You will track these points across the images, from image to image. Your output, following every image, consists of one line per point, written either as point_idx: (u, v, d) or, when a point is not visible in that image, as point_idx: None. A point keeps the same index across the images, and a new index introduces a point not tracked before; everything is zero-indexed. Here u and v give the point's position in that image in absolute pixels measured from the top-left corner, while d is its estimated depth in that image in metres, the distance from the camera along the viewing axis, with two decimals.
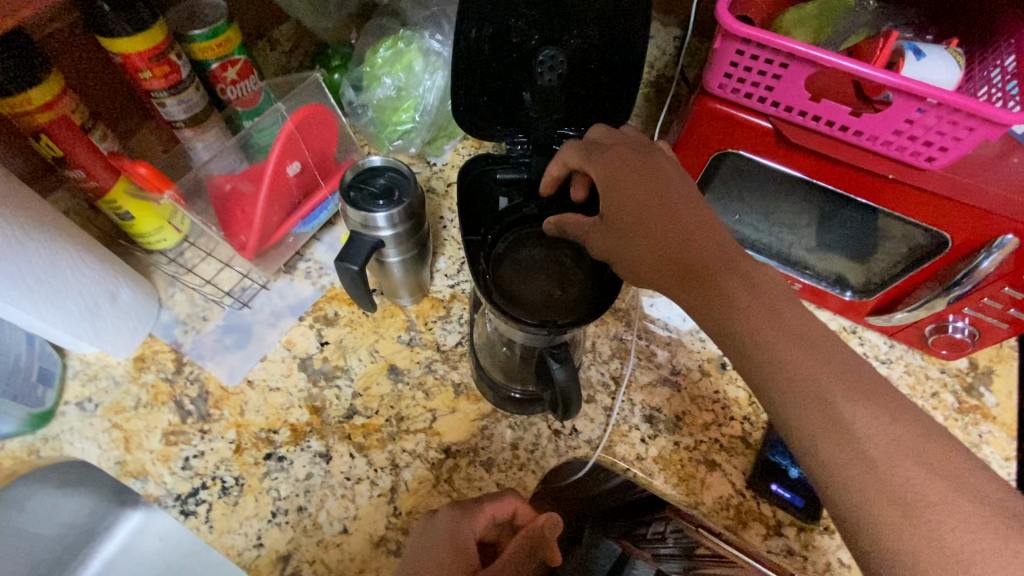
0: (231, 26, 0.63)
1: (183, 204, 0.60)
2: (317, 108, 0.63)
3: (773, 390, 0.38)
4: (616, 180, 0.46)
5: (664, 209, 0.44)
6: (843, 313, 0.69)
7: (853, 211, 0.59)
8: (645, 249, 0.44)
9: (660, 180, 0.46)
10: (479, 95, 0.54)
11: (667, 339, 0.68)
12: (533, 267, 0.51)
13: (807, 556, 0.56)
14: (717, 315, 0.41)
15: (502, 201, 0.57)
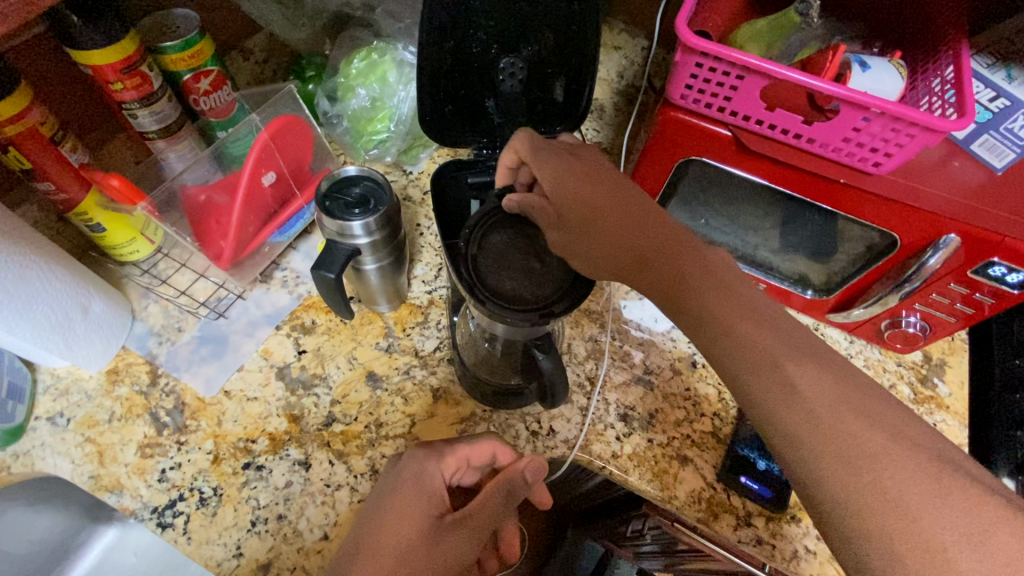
0: (204, 38, 0.63)
1: (158, 216, 0.61)
2: (292, 119, 0.64)
3: (737, 366, 0.40)
4: (563, 180, 0.50)
5: (610, 207, 0.49)
6: (805, 312, 0.72)
7: (811, 213, 0.63)
8: (598, 241, 0.47)
9: (603, 180, 0.50)
10: (444, 104, 0.56)
11: (640, 340, 0.71)
12: (504, 253, 0.50)
13: (775, 544, 0.59)
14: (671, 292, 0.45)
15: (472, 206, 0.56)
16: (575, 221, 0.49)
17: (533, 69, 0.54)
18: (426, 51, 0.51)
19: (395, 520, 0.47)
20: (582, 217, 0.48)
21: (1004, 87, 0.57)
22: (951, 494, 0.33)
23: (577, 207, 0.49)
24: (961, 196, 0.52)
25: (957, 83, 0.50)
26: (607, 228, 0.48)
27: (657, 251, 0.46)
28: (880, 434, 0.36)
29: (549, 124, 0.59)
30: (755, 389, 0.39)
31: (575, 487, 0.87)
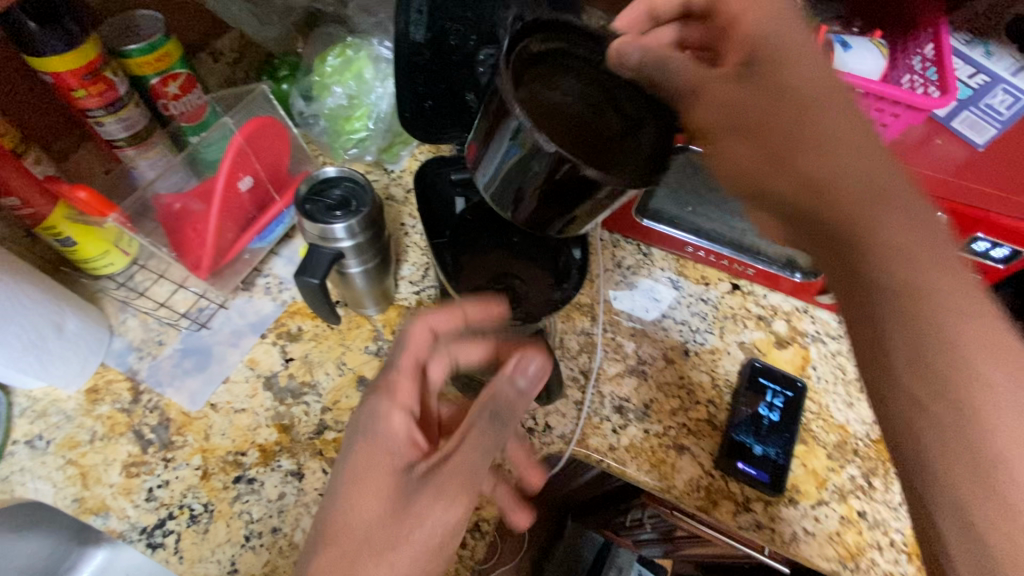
0: (170, 40, 0.61)
1: (129, 227, 0.60)
2: (266, 121, 0.62)
3: (863, 282, 0.37)
4: (783, 70, 0.42)
5: (816, 118, 0.41)
6: (797, 292, 0.73)
7: None
8: (758, 113, 0.42)
9: (808, 50, 0.43)
10: (423, 99, 0.54)
11: (631, 330, 0.70)
12: (556, 111, 0.44)
13: (775, 527, 0.59)
14: (809, 190, 0.40)
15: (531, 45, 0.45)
16: (783, 119, 0.41)
17: None
18: (398, 46, 0.50)
19: (360, 487, 0.40)
20: (801, 122, 0.40)
21: (983, 63, 0.56)
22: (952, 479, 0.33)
23: (799, 105, 0.41)
24: (946, 174, 0.53)
25: (938, 60, 0.51)
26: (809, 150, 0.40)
27: (878, 197, 0.38)
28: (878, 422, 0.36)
29: None
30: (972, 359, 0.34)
31: (574, 480, 0.87)
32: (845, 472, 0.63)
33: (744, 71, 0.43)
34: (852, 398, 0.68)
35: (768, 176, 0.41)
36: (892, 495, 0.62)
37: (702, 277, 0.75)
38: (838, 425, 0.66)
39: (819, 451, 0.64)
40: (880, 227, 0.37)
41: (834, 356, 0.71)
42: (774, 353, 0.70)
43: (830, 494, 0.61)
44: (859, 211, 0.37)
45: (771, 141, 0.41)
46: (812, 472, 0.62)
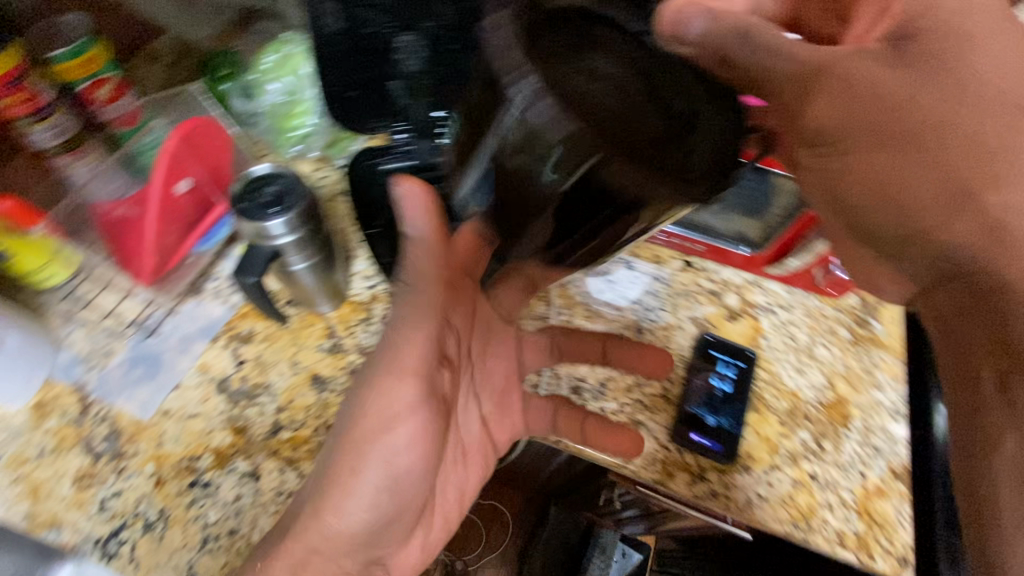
0: (95, 44, 0.60)
1: (61, 235, 0.63)
2: (198, 121, 0.60)
3: (1008, 290, 0.42)
4: (945, 65, 0.43)
5: (989, 131, 0.42)
6: (748, 265, 0.74)
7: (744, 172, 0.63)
8: (922, 106, 0.43)
9: (998, 21, 0.45)
10: (346, 89, 0.55)
11: (587, 312, 0.71)
12: (591, 106, 0.36)
13: (730, 495, 0.60)
14: (962, 183, 0.42)
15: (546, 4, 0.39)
16: (927, 123, 0.43)
17: (432, 46, 0.52)
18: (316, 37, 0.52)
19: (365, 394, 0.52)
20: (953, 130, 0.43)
21: None
22: None
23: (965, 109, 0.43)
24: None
25: None
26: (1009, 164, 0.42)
27: None
28: None
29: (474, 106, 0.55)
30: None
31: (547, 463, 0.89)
32: (796, 437, 0.65)
33: (895, 48, 0.44)
34: (802, 365, 0.70)
35: (919, 174, 0.43)
36: (841, 456, 0.64)
37: (655, 256, 0.76)
38: (788, 391, 0.68)
39: (770, 418, 0.65)
40: None
41: (784, 326, 0.72)
42: (725, 326, 0.71)
43: (782, 459, 0.63)
44: None
45: (924, 140, 0.43)
46: (764, 439, 0.64)
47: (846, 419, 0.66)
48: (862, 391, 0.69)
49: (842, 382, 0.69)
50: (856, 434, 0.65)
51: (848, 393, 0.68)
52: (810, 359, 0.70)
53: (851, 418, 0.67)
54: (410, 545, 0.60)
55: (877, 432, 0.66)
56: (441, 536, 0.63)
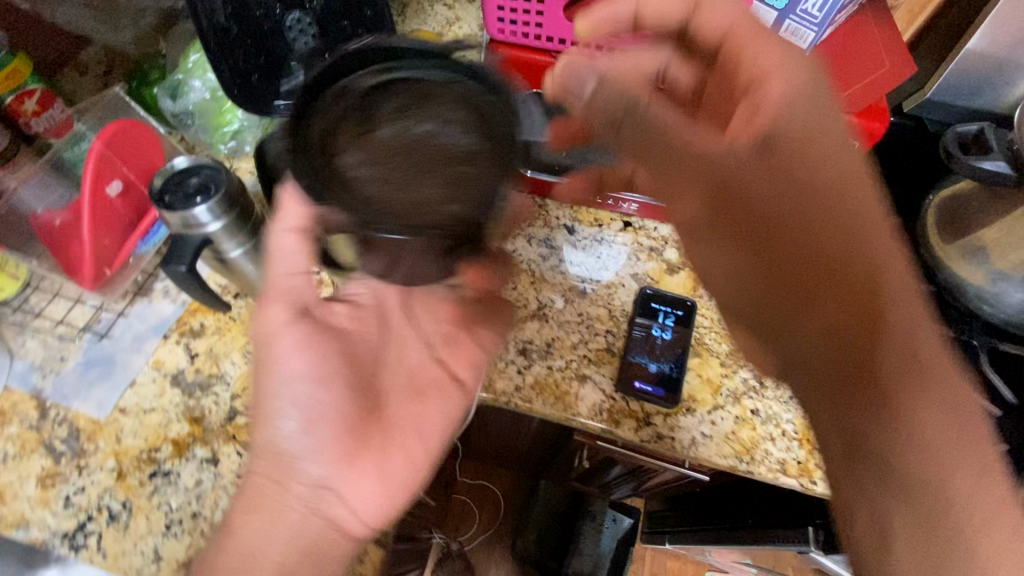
0: (17, 57, 0.61)
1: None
2: (121, 124, 0.62)
3: (854, 374, 0.41)
4: (808, 160, 0.48)
5: (834, 223, 0.46)
6: None
7: None
8: (766, 202, 0.49)
9: (831, 134, 0.49)
10: (248, 72, 0.58)
11: (532, 278, 0.73)
12: (412, 162, 0.45)
13: (674, 436, 0.63)
14: (791, 281, 0.46)
15: (364, 80, 0.47)
16: (779, 219, 0.48)
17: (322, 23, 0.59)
18: (204, 24, 0.53)
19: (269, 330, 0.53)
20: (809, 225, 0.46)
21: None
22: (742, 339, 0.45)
23: (814, 201, 0.47)
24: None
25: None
26: (855, 260, 0.44)
27: (915, 330, 0.41)
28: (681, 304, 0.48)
29: None
30: (887, 451, 0.39)
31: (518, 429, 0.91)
32: (738, 376, 0.67)
33: (758, 151, 0.50)
34: None
35: (750, 270, 0.50)
36: (782, 390, 0.67)
37: (596, 219, 0.78)
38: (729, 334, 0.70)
39: (712, 361, 0.68)
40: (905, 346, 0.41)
41: None
42: (666, 279, 0.74)
43: (724, 398, 0.65)
44: (893, 322, 0.41)
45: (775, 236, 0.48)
46: (706, 381, 0.66)
47: None
48: None
49: None
50: None
51: None
52: None
53: None
54: (366, 479, 0.53)
55: None
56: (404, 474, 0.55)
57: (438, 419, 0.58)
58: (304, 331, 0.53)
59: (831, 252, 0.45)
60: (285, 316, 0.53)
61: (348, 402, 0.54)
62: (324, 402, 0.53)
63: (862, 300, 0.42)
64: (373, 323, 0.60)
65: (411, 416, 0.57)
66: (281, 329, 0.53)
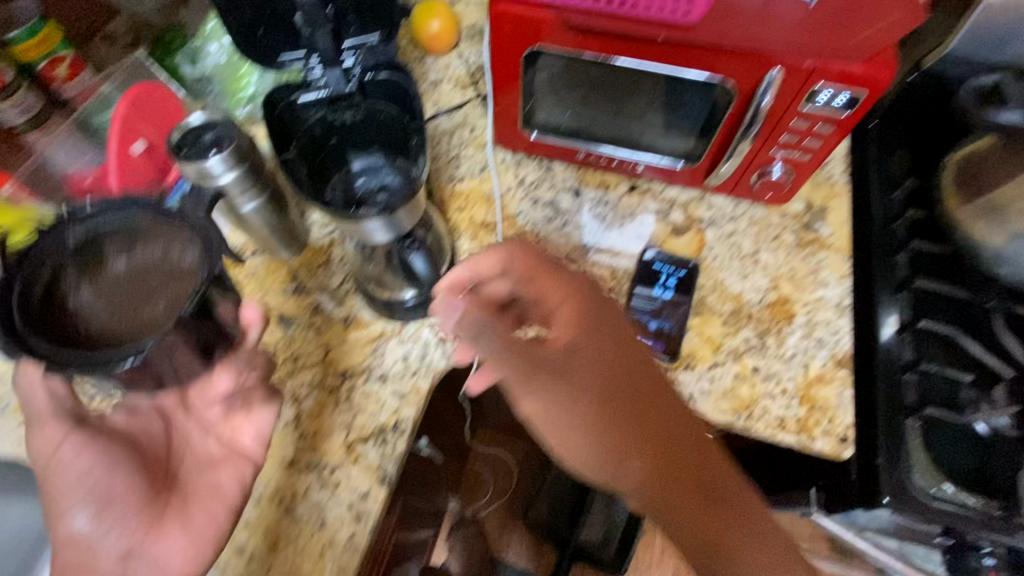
0: (48, 24, 0.65)
1: (27, 192, 0.65)
2: (143, 86, 0.65)
3: (723, 524, 0.54)
4: (585, 331, 0.57)
5: (664, 400, 0.57)
6: (692, 183, 0.75)
7: (676, 81, 0.63)
8: (625, 388, 0.56)
9: (589, 319, 0.58)
10: (254, 26, 0.58)
11: (536, 239, 0.74)
12: (145, 289, 0.48)
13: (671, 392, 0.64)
14: (660, 438, 0.55)
15: (77, 236, 0.49)
16: (636, 400, 0.55)
17: None
18: None
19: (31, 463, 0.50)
20: (652, 402, 0.56)
21: None
22: (613, 455, 0.54)
23: (649, 384, 0.57)
24: (789, 31, 0.55)
25: None
26: (685, 432, 0.56)
27: (722, 469, 0.57)
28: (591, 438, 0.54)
29: (377, 63, 0.58)
30: None
31: None
32: (739, 335, 0.67)
33: (582, 335, 0.57)
34: (747, 270, 0.72)
35: (626, 430, 0.54)
36: (784, 349, 0.67)
37: (602, 182, 0.78)
38: (732, 295, 0.70)
39: (713, 320, 0.68)
40: (731, 481, 0.57)
41: (730, 236, 0.74)
42: (671, 240, 0.74)
43: (724, 356, 0.66)
44: (713, 469, 0.56)
45: (646, 416, 0.55)
46: (707, 339, 0.67)
47: (789, 316, 0.69)
48: (806, 290, 0.71)
49: (786, 282, 0.71)
50: (799, 329, 0.68)
51: (792, 293, 0.70)
52: (755, 264, 0.72)
53: (795, 314, 0.69)
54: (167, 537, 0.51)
55: (821, 325, 0.68)
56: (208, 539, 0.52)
57: (233, 492, 0.54)
58: (81, 438, 0.50)
59: (666, 423, 0.56)
60: (58, 429, 0.50)
61: (140, 482, 0.52)
62: (108, 489, 0.50)
63: (707, 466, 0.56)
64: (154, 420, 0.56)
65: (198, 489, 0.54)
66: (53, 445, 0.50)
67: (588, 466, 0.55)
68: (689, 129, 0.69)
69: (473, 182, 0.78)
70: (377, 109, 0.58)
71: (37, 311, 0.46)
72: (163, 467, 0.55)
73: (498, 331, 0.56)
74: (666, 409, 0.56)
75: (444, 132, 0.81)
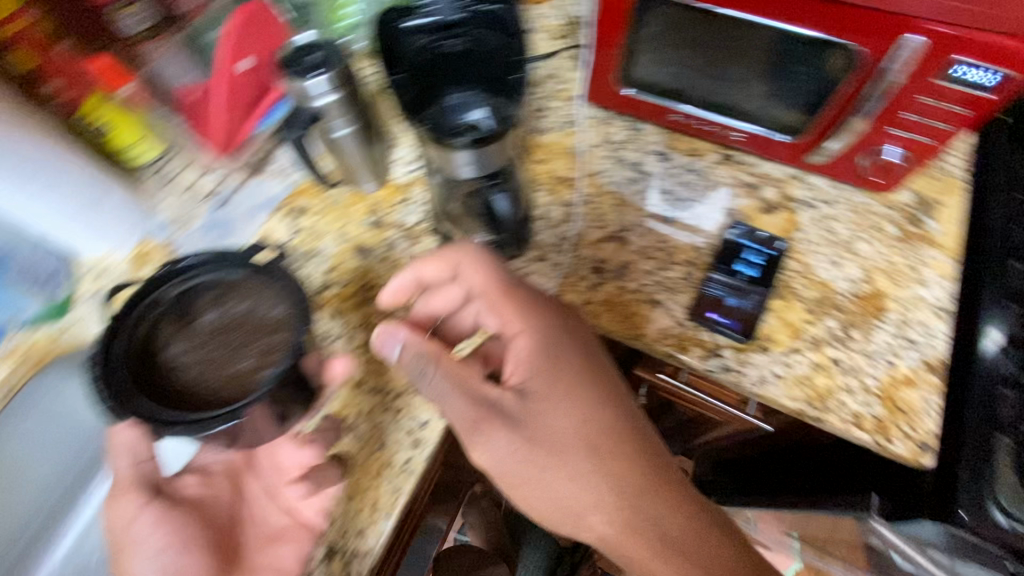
0: None
1: (144, 96, 0.69)
2: (257, 4, 0.66)
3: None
4: (556, 378, 0.53)
5: (640, 457, 0.53)
6: (787, 161, 0.71)
7: (793, 42, 0.57)
8: (594, 445, 0.52)
9: (553, 365, 0.54)
10: None
11: (617, 201, 0.72)
12: (233, 336, 0.51)
13: (742, 372, 0.62)
14: (631, 488, 0.52)
15: (176, 291, 0.52)
16: (609, 458, 0.52)
17: None
18: None
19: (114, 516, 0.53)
20: (626, 460, 0.53)
21: None
22: (577, 513, 0.52)
23: (626, 437, 0.53)
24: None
25: None
26: (665, 488, 0.53)
27: (709, 525, 0.55)
28: (555, 496, 0.52)
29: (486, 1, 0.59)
30: None
31: None
32: (822, 324, 0.64)
33: (548, 383, 0.53)
34: (840, 258, 0.67)
35: (595, 473, 0.52)
36: (870, 344, 0.63)
37: (693, 149, 0.75)
38: (820, 282, 0.66)
39: (797, 305, 0.65)
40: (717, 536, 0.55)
41: (825, 220, 0.70)
42: (760, 218, 0.70)
43: (804, 343, 0.63)
44: (695, 525, 0.54)
45: (618, 475, 0.52)
46: (787, 324, 0.64)
47: (881, 311, 0.64)
48: (903, 286, 0.66)
49: (882, 276, 0.66)
50: (890, 326, 0.64)
51: (887, 287, 0.66)
52: (849, 253, 0.68)
53: (887, 310, 0.64)
54: None
55: (915, 325, 0.64)
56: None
57: (293, 567, 0.54)
58: (158, 510, 0.53)
59: (645, 479, 0.53)
60: (136, 500, 0.52)
61: (210, 563, 0.52)
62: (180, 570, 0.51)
63: (688, 523, 0.54)
64: (223, 485, 0.58)
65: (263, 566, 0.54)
66: (130, 516, 0.52)
67: (551, 519, 0.54)
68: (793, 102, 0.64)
69: (558, 136, 0.76)
70: (483, 36, 0.59)
71: (138, 369, 0.49)
72: (231, 536, 0.56)
73: (442, 369, 0.53)
74: (643, 464, 0.53)
75: (533, 82, 0.79)
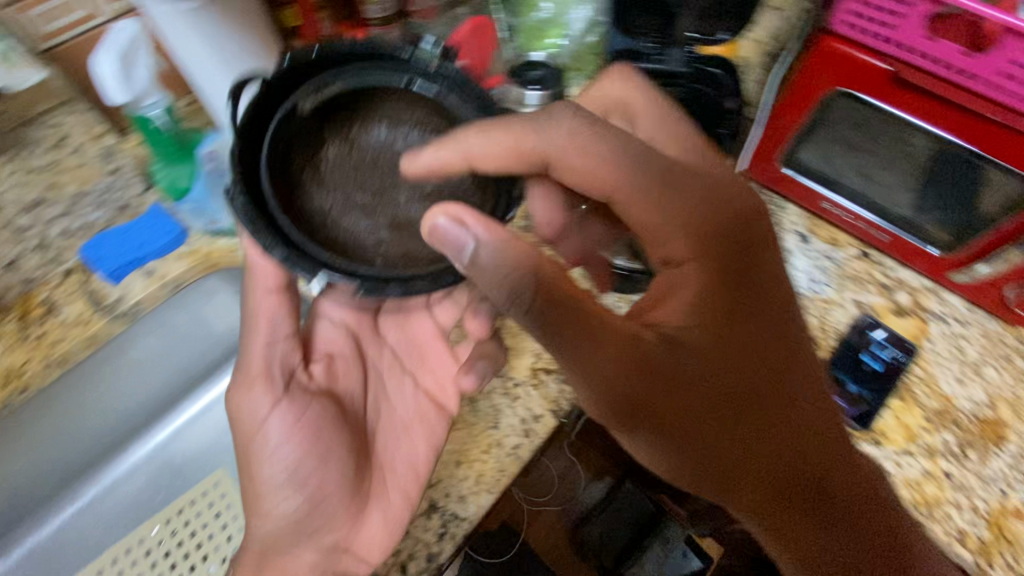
0: None
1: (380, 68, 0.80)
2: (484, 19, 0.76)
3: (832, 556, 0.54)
4: (713, 330, 0.49)
5: (788, 423, 0.51)
6: (929, 273, 0.73)
7: (970, 166, 0.62)
8: (739, 411, 0.49)
9: (705, 314, 0.49)
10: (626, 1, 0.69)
11: None
12: (373, 168, 0.54)
13: None
14: (775, 448, 0.51)
15: (301, 102, 0.51)
16: (757, 422, 0.50)
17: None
18: None
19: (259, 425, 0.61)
20: (773, 424, 0.50)
21: None
22: (717, 473, 0.51)
23: (775, 401, 0.50)
24: None
25: None
26: (811, 449, 0.52)
27: (850, 489, 0.54)
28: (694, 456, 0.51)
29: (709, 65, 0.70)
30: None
31: None
32: (939, 435, 0.64)
33: (699, 339, 0.49)
34: (965, 377, 0.68)
35: (736, 439, 0.50)
36: (985, 469, 0.63)
37: (832, 238, 0.77)
38: (943, 394, 0.67)
39: (916, 410, 0.66)
40: (857, 500, 0.54)
41: (956, 337, 0.71)
42: (890, 318, 0.72)
43: (918, 448, 0.63)
44: (839, 485, 0.53)
45: (761, 445, 0.50)
46: (903, 425, 0.65)
47: (1001, 439, 0.64)
48: None
49: (1007, 405, 0.66)
50: (1007, 456, 0.63)
51: (1010, 418, 0.66)
52: (976, 375, 0.68)
53: (1007, 440, 0.64)
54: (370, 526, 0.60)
55: None
56: (421, 540, 0.59)
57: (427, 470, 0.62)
58: (296, 429, 0.60)
59: (789, 443, 0.51)
60: (269, 396, 0.60)
61: (341, 482, 0.61)
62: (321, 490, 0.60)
63: (830, 483, 0.53)
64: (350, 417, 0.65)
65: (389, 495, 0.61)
66: (262, 418, 0.60)
67: (683, 476, 0.53)
68: (945, 220, 0.68)
69: None
70: (698, 91, 0.70)
71: (299, 216, 0.50)
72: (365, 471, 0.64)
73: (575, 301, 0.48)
74: (787, 429, 0.51)
75: None
